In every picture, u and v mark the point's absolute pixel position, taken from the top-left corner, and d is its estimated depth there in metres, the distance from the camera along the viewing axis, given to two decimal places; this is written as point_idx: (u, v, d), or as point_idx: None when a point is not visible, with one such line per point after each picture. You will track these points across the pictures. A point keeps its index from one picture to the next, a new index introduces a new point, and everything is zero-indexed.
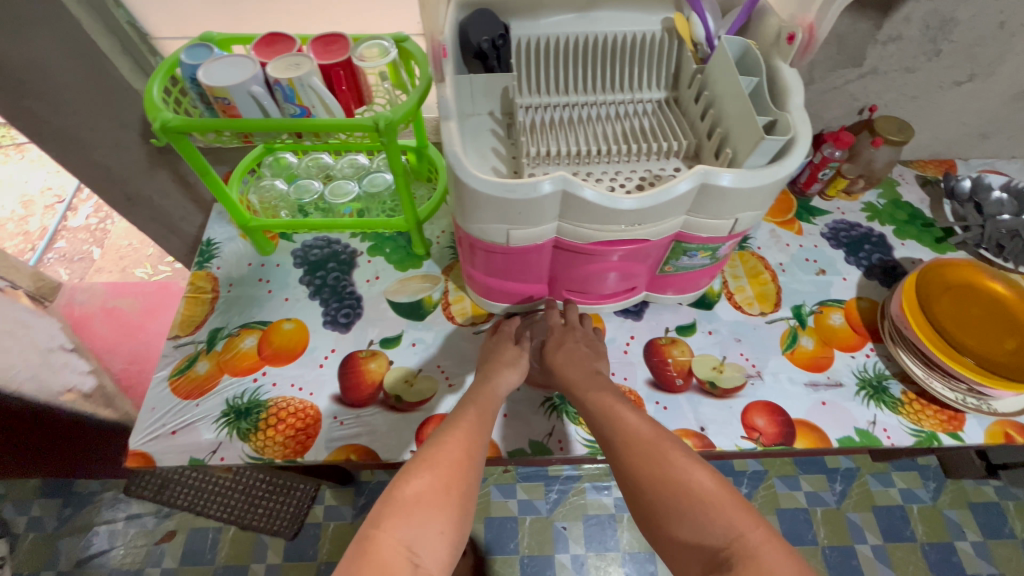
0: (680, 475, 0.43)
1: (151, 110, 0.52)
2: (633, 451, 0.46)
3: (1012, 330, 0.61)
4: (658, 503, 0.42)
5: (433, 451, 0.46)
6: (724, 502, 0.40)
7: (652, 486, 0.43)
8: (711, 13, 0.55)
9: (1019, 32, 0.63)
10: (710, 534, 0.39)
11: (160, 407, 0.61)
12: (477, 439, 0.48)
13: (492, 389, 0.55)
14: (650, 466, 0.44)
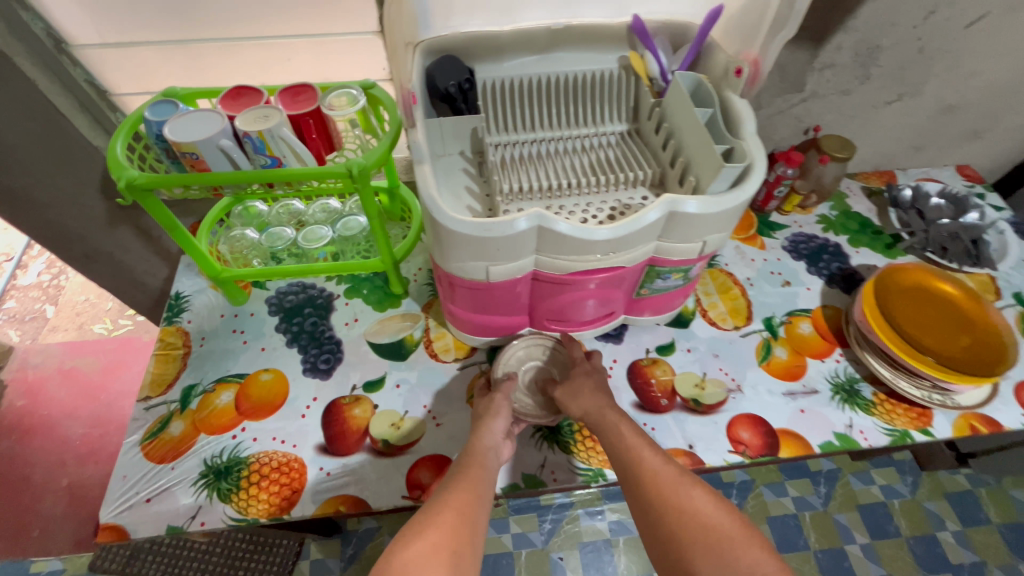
0: (702, 515, 0.43)
1: (116, 169, 0.51)
2: (648, 483, 0.46)
3: (965, 327, 0.65)
4: (677, 538, 0.43)
5: (440, 506, 0.44)
6: (743, 537, 0.42)
7: (671, 520, 0.44)
8: (664, 50, 0.58)
9: (937, 55, 0.69)
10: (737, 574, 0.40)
11: (132, 475, 0.58)
12: (478, 495, 0.46)
13: (482, 443, 0.53)
14: (667, 503, 0.45)
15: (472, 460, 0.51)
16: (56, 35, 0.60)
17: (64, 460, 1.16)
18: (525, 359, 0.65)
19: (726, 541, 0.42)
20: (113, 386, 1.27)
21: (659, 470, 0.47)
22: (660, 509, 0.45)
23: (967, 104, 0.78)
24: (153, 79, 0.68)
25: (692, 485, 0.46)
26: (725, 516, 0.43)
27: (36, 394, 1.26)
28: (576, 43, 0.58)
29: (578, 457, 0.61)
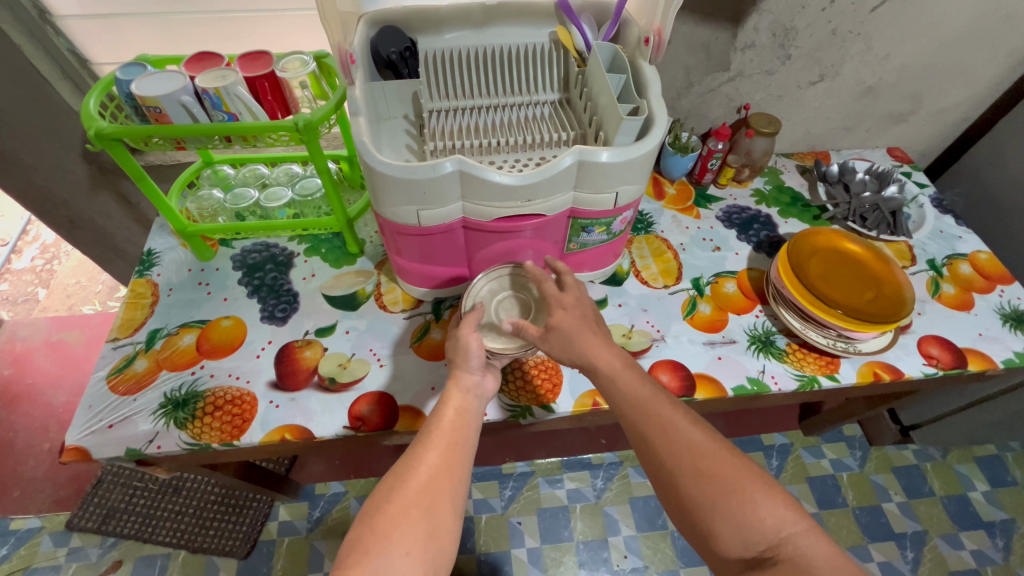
0: (722, 474, 0.44)
1: (87, 120, 0.57)
2: (658, 444, 0.47)
3: (871, 284, 0.70)
4: (693, 499, 0.44)
5: (412, 465, 0.46)
6: (759, 489, 0.43)
7: (693, 484, 0.44)
8: (589, 26, 0.64)
9: (849, 38, 0.76)
10: (754, 529, 0.42)
11: (97, 405, 0.63)
12: (459, 453, 0.49)
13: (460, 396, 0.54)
14: (684, 464, 0.45)
15: (457, 424, 0.51)
16: (42, 6, 0.67)
17: (47, 426, 1.21)
18: (496, 291, 0.67)
19: (741, 496, 0.43)
20: (97, 358, 1.33)
21: (668, 430, 0.47)
22: (670, 470, 0.46)
23: (886, 86, 0.85)
24: (134, 52, 0.75)
25: (700, 442, 0.46)
26: (740, 472, 0.44)
27: (23, 364, 1.31)
28: (509, 18, 0.65)
29: (508, 395, 0.65)
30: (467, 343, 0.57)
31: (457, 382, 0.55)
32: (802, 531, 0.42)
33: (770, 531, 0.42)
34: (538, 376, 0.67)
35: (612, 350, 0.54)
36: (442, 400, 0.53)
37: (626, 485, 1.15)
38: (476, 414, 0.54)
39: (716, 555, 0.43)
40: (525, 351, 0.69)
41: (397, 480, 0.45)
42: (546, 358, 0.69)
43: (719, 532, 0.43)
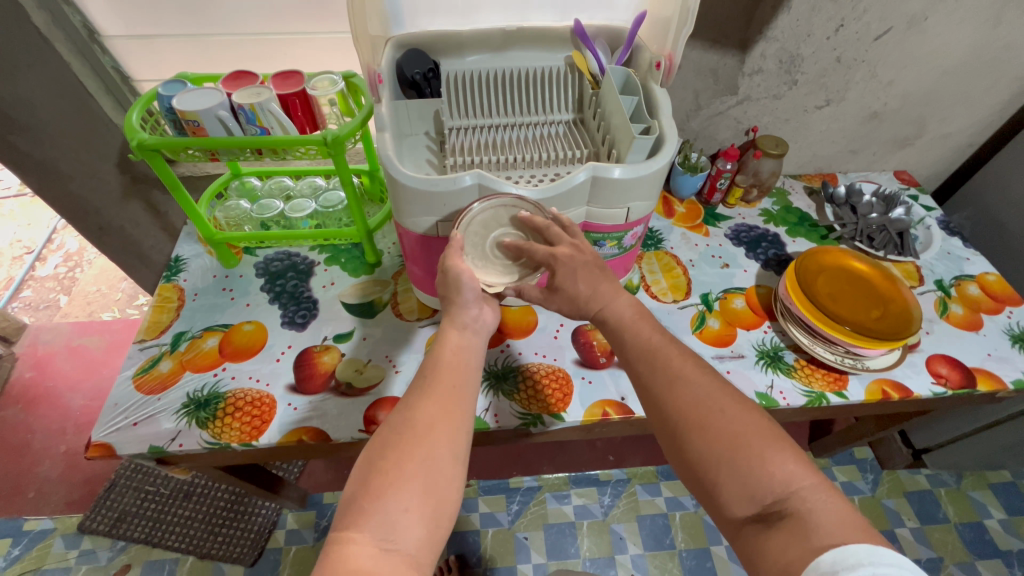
0: (729, 430, 0.45)
1: (130, 132, 0.61)
2: (667, 401, 0.48)
3: (878, 301, 0.71)
4: (699, 452, 0.45)
5: (409, 421, 0.46)
6: (766, 443, 0.44)
7: (699, 441, 0.45)
8: (602, 50, 0.68)
9: (854, 64, 0.78)
10: (763, 485, 0.42)
11: (123, 403, 0.65)
12: (455, 404, 0.48)
13: (453, 352, 0.53)
14: (692, 420, 0.46)
15: (455, 372, 0.51)
16: (91, 27, 0.72)
17: (64, 428, 1.23)
18: (489, 223, 0.58)
19: (749, 451, 0.43)
20: (115, 364, 1.36)
21: (676, 389, 0.49)
22: (676, 426, 0.47)
23: (890, 111, 0.87)
24: (171, 71, 0.80)
25: (705, 399, 0.47)
26: (746, 426, 0.45)
27: (44, 367, 1.35)
28: (527, 42, 0.68)
29: (520, 403, 0.67)
30: (457, 278, 0.55)
31: (453, 321, 0.55)
32: (811, 485, 0.42)
33: (779, 485, 0.42)
34: (549, 386, 0.68)
35: (623, 298, 0.57)
36: (436, 346, 0.54)
37: (633, 503, 1.14)
38: (474, 352, 0.54)
39: (723, 509, 0.44)
40: (537, 362, 0.71)
41: (395, 433, 0.45)
42: (557, 369, 0.70)
43: (727, 485, 0.43)
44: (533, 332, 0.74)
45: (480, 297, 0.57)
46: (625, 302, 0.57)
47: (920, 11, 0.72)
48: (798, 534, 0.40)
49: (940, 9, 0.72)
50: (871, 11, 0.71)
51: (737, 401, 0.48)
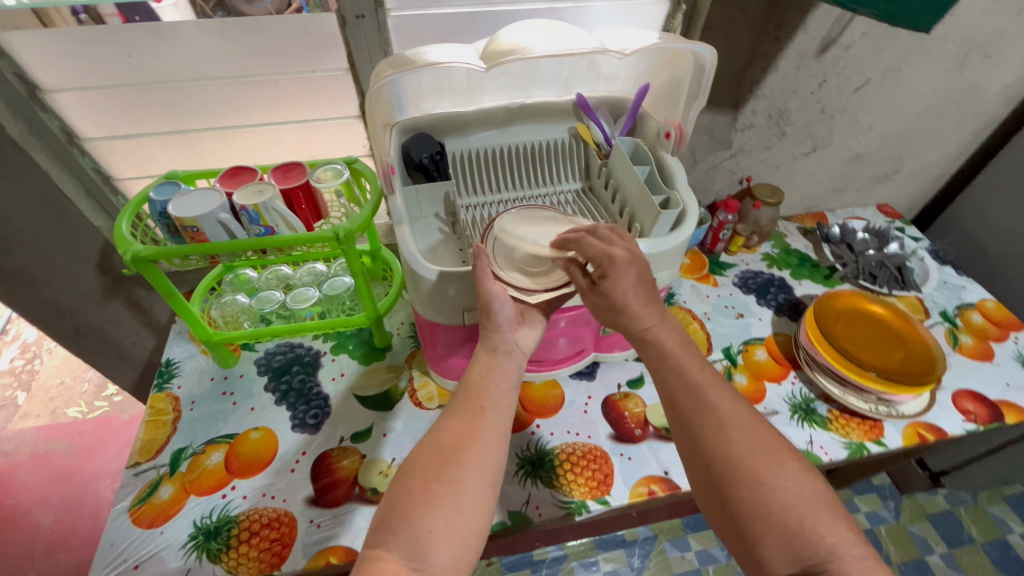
0: (775, 480, 0.42)
1: (122, 244, 0.56)
2: (714, 444, 0.45)
3: (898, 343, 0.72)
4: (744, 503, 0.42)
5: (437, 442, 0.43)
6: (815, 504, 0.41)
7: (743, 485, 0.42)
8: (605, 119, 0.67)
9: (837, 114, 0.82)
10: (809, 544, 0.39)
11: (120, 542, 0.58)
12: (491, 426, 0.45)
13: (489, 377, 0.49)
14: (738, 463, 0.43)
15: (493, 396, 0.47)
16: (68, 130, 0.67)
17: (32, 552, 1.10)
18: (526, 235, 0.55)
19: (798, 511, 0.40)
20: (89, 469, 1.24)
21: (725, 432, 0.45)
22: (720, 471, 0.44)
23: (871, 152, 0.91)
24: (155, 166, 0.76)
25: (754, 449, 0.44)
26: (796, 486, 0.42)
27: (6, 482, 1.21)
28: (531, 117, 0.68)
29: (561, 490, 0.63)
30: (488, 304, 0.50)
31: (485, 342, 0.52)
32: (857, 554, 0.39)
33: (824, 549, 0.39)
34: (588, 467, 0.65)
35: (669, 332, 0.52)
36: (473, 359, 0.51)
37: (664, 561, 1.09)
38: (508, 374, 0.50)
39: (760, 561, 0.41)
40: (570, 441, 0.68)
41: (431, 457, 0.42)
42: (593, 447, 0.67)
43: (768, 541, 0.40)
44: (562, 409, 0.71)
45: (513, 318, 0.52)
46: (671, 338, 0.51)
47: (894, 63, 0.76)
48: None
49: (911, 61, 0.76)
50: (851, 67, 0.75)
51: (787, 454, 0.44)
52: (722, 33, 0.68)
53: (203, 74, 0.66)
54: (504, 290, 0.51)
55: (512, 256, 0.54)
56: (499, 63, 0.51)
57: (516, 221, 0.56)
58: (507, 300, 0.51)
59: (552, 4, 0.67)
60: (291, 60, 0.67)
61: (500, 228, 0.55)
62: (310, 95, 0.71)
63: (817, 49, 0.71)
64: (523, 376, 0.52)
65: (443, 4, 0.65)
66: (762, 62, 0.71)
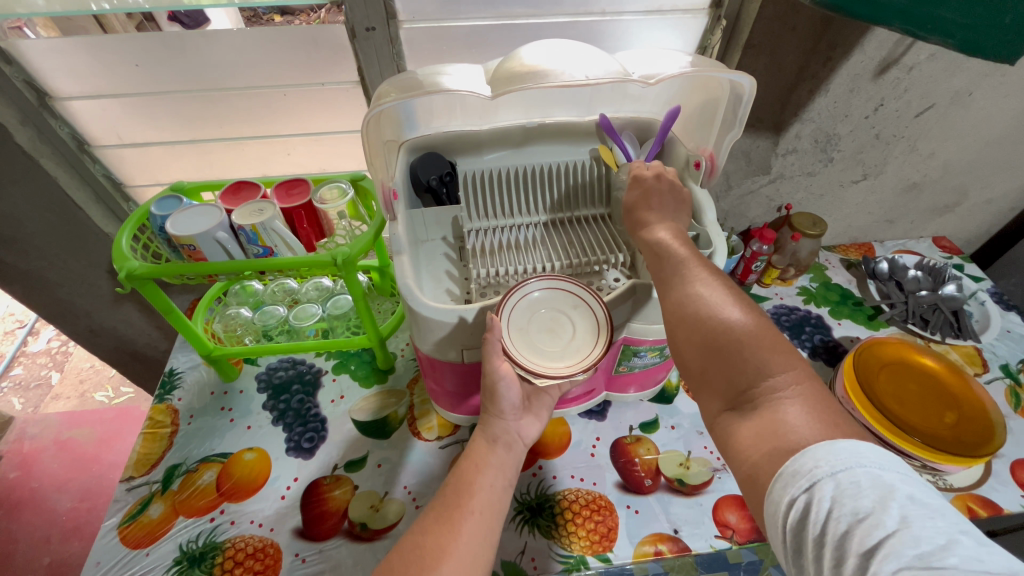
0: (720, 316, 0.38)
1: (119, 260, 0.54)
2: (670, 286, 0.43)
3: (950, 403, 0.64)
4: (687, 340, 0.40)
5: (415, 547, 0.37)
6: (759, 339, 0.37)
7: (686, 322, 0.40)
8: (630, 143, 0.60)
9: (893, 141, 0.74)
10: (742, 373, 0.37)
11: (106, 561, 0.57)
12: (479, 533, 0.39)
13: (483, 481, 0.43)
14: (686, 303, 0.41)
15: (483, 497, 0.42)
16: (80, 138, 0.66)
17: (48, 537, 1.13)
18: (553, 310, 0.50)
19: (743, 345, 0.37)
20: (106, 458, 1.28)
21: (683, 280, 0.42)
22: (672, 318, 0.42)
23: (930, 182, 0.82)
24: (169, 174, 0.75)
25: (712, 296, 0.40)
26: (749, 329, 0.38)
27: (30, 465, 1.25)
28: (549, 138, 0.63)
29: (559, 542, 0.58)
30: (494, 386, 0.48)
31: (484, 430, 0.49)
32: (800, 394, 0.35)
33: (758, 378, 0.36)
34: (590, 518, 0.60)
35: (663, 224, 0.48)
36: (468, 449, 0.47)
37: None
38: (505, 470, 0.46)
39: (704, 390, 0.39)
40: (574, 487, 0.63)
41: (410, 565, 0.36)
42: (598, 495, 0.62)
43: (708, 377, 0.38)
44: (568, 449, 0.66)
45: (517, 405, 0.50)
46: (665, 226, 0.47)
47: (964, 87, 0.67)
48: (767, 436, 0.34)
49: (985, 85, 0.67)
50: (913, 90, 0.67)
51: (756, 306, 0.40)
52: (766, 53, 0.61)
53: (213, 84, 0.64)
54: (512, 371, 0.48)
55: (524, 332, 0.49)
56: (507, 91, 0.46)
57: (534, 293, 0.51)
58: (514, 385, 0.49)
59: (578, 17, 0.62)
60: (301, 72, 0.65)
61: (517, 297, 0.50)
62: (319, 107, 0.70)
63: (875, 71, 0.63)
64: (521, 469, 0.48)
65: (462, 17, 0.61)
66: (809, 84, 0.64)
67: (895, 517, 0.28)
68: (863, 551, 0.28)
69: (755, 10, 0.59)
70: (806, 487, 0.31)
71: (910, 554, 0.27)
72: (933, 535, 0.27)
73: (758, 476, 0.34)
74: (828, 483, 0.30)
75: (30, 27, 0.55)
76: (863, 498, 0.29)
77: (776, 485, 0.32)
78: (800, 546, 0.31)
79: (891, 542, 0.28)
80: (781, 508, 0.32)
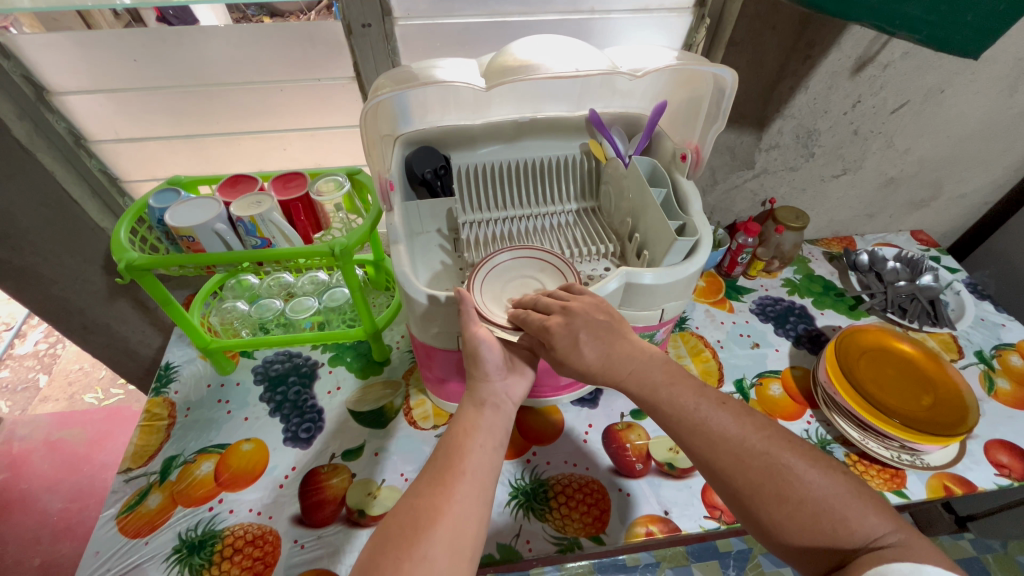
0: (760, 456, 0.40)
1: (118, 251, 0.55)
2: (692, 436, 0.42)
3: (927, 387, 0.67)
4: (746, 493, 0.39)
5: (413, 515, 0.38)
6: (798, 460, 0.39)
7: (735, 474, 0.39)
8: (619, 137, 0.63)
9: (870, 136, 0.76)
10: (812, 509, 0.37)
11: (105, 551, 0.57)
12: (470, 498, 0.40)
13: (473, 446, 0.43)
14: (723, 452, 0.40)
15: (474, 459, 0.42)
16: (76, 132, 0.67)
17: (39, 538, 1.12)
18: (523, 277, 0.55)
19: (791, 476, 0.38)
20: (98, 458, 1.27)
21: (725, 434, 0.41)
22: (731, 478, 0.40)
23: (907, 177, 0.85)
24: (165, 170, 0.76)
25: (759, 447, 0.40)
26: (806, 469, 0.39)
27: (20, 466, 1.24)
28: (542, 132, 0.64)
29: (554, 525, 0.60)
30: (476, 350, 0.48)
31: (472, 395, 0.48)
32: (859, 498, 0.38)
33: (826, 504, 0.37)
34: (583, 502, 0.62)
35: (629, 351, 0.47)
36: (457, 415, 0.47)
37: None
38: (495, 431, 0.46)
39: (777, 540, 0.38)
40: (567, 471, 0.65)
41: (405, 529, 0.37)
42: (591, 480, 0.64)
43: (784, 531, 0.37)
44: (561, 436, 0.68)
45: (502, 365, 0.50)
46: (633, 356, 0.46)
47: (937, 84, 0.70)
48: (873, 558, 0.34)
49: (956, 82, 0.70)
50: (888, 87, 0.70)
51: (766, 428, 0.42)
52: (749, 50, 0.64)
53: (209, 80, 0.66)
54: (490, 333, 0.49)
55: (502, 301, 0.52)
56: (501, 83, 0.48)
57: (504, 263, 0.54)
58: (495, 345, 0.49)
59: (569, 15, 0.64)
60: (296, 68, 0.66)
61: (488, 269, 0.54)
62: (315, 103, 0.71)
63: (852, 68, 0.66)
64: (511, 433, 0.48)
65: (455, 14, 0.63)
66: (790, 81, 0.67)
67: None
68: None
69: (736, 10, 0.61)
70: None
71: None
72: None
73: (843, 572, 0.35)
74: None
75: (16, 25, 0.57)
76: None
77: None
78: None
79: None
80: None
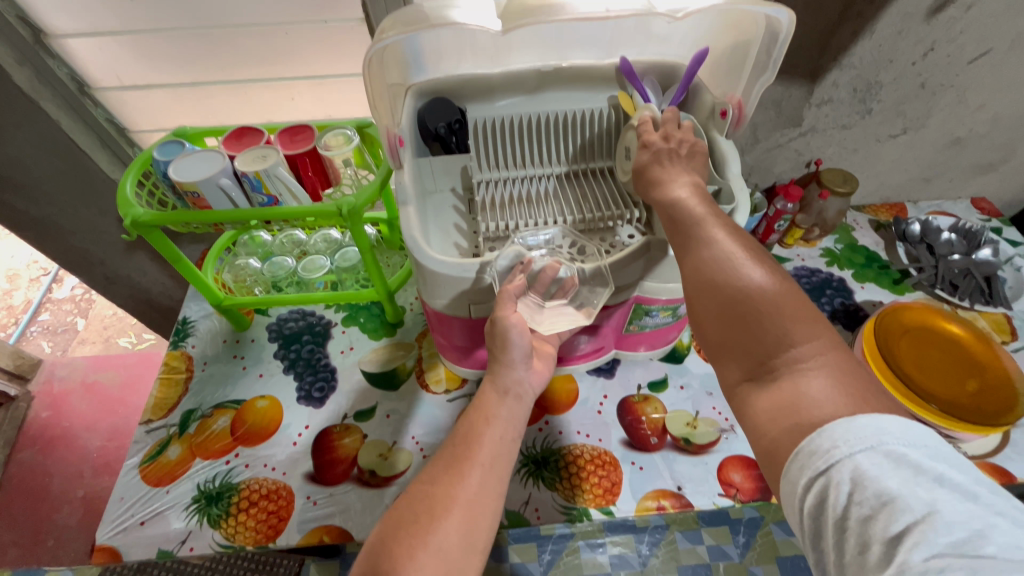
0: (735, 263, 0.36)
1: (123, 205, 0.53)
2: (685, 226, 0.40)
3: (972, 370, 0.62)
4: (702, 289, 0.36)
5: (425, 501, 0.37)
6: (773, 288, 0.35)
7: (707, 270, 0.36)
8: (652, 89, 0.56)
9: (939, 90, 0.68)
10: (758, 326, 0.34)
11: (129, 497, 0.60)
12: (487, 494, 0.38)
13: (490, 439, 0.42)
14: (703, 247, 0.38)
15: (491, 448, 0.41)
16: (79, 79, 0.65)
17: (82, 471, 1.20)
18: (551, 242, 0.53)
19: (759, 306, 0.34)
20: (132, 401, 1.33)
21: (714, 233, 0.38)
22: (695, 280, 0.37)
23: (975, 137, 0.76)
24: (171, 119, 0.73)
25: (733, 257, 0.36)
26: (775, 299, 0.34)
27: (60, 405, 1.31)
28: (565, 83, 0.58)
29: (564, 495, 0.59)
30: (506, 333, 0.47)
31: (495, 383, 0.47)
32: (825, 366, 0.32)
33: (777, 332, 0.33)
34: (594, 473, 0.61)
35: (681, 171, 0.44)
36: (478, 402, 0.46)
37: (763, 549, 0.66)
38: (514, 421, 0.45)
39: (712, 342, 0.37)
40: (580, 442, 0.63)
41: (418, 514, 0.36)
42: (603, 451, 0.63)
43: (725, 347, 0.36)
44: (575, 406, 0.66)
45: (530, 354, 0.49)
46: (683, 177, 0.43)
47: None
48: (785, 410, 0.32)
49: None
50: (968, 32, 0.61)
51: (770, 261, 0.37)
52: None
53: (211, 21, 0.61)
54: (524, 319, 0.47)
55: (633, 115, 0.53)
56: (518, 26, 0.43)
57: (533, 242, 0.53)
58: (525, 331, 0.47)
59: None
60: (302, 8, 0.61)
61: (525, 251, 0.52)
62: (324, 48, 0.66)
63: (928, 10, 0.57)
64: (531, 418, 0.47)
65: None
66: (853, 24, 0.59)
67: (923, 502, 0.27)
68: (889, 538, 0.27)
69: None
70: (823, 470, 0.29)
71: (943, 542, 0.25)
72: (965, 519, 0.26)
73: (777, 451, 0.32)
74: (847, 466, 0.28)
75: None
76: (887, 480, 0.28)
77: (794, 467, 0.30)
78: (818, 530, 0.30)
79: (920, 529, 0.26)
80: (798, 491, 0.30)
